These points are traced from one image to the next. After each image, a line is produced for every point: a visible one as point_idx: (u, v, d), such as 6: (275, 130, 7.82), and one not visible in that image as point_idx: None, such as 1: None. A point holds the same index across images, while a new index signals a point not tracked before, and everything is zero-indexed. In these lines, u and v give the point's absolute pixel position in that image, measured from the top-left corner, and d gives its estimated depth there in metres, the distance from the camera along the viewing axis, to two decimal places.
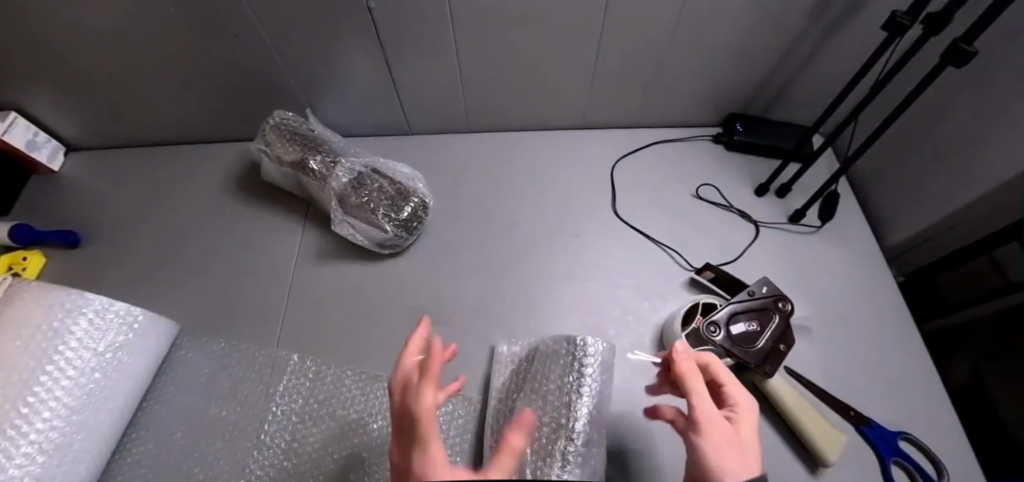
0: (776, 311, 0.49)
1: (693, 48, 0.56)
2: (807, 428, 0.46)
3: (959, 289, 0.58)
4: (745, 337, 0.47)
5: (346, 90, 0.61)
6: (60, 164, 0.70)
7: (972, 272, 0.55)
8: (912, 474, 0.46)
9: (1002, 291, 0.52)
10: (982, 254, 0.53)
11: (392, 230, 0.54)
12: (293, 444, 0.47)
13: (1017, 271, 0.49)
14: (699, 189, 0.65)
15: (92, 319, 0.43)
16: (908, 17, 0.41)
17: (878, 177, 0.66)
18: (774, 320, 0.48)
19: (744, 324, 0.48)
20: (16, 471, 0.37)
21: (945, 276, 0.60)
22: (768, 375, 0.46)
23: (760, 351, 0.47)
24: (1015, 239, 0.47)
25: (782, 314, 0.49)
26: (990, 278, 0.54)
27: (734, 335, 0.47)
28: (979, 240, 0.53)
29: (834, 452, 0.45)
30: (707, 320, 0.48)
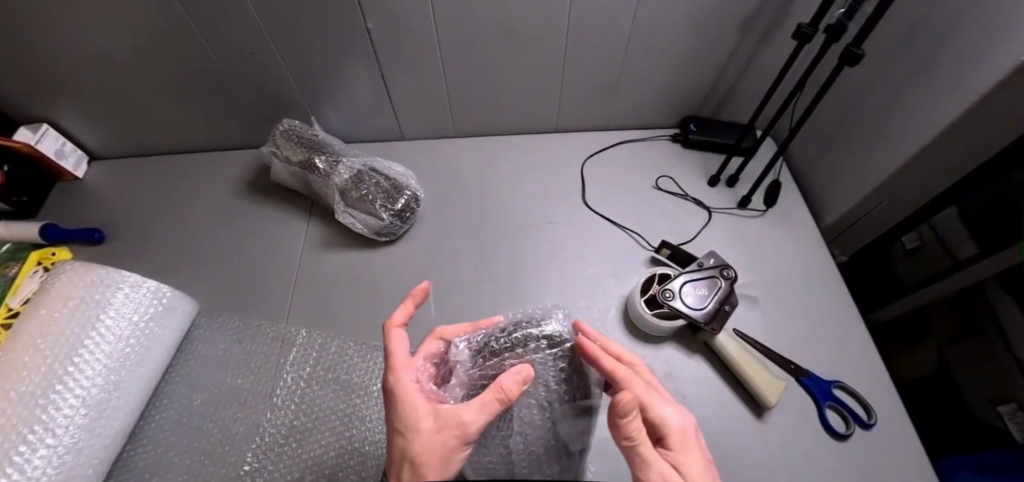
0: (722, 278, 0.56)
1: (649, 58, 0.65)
2: (749, 375, 0.53)
3: (915, 272, 0.67)
4: (695, 300, 0.54)
5: (347, 100, 0.69)
6: (83, 172, 0.77)
7: (927, 256, 0.65)
8: (843, 415, 0.54)
9: (949, 269, 0.61)
10: (924, 224, 0.63)
11: (388, 219, 0.61)
12: (301, 406, 0.54)
13: (964, 249, 0.58)
14: (658, 181, 0.73)
15: (128, 293, 0.51)
16: (809, 28, 0.51)
17: (816, 168, 0.75)
18: (721, 286, 0.56)
19: (695, 289, 0.56)
20: (63, 420, 0.43)
21: (903, 260, 0.69)
22: (716, 332, 0.54)
23: (709, 311, 0.54)
24: (951, 206, 0.57)
25: (728, 281, 0.56)
26: (941, 259, 0.62)
27: (686, 299, 0.55)
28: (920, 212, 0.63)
29: (775, 396, 0.52)
30: (663, 286, 0.56)
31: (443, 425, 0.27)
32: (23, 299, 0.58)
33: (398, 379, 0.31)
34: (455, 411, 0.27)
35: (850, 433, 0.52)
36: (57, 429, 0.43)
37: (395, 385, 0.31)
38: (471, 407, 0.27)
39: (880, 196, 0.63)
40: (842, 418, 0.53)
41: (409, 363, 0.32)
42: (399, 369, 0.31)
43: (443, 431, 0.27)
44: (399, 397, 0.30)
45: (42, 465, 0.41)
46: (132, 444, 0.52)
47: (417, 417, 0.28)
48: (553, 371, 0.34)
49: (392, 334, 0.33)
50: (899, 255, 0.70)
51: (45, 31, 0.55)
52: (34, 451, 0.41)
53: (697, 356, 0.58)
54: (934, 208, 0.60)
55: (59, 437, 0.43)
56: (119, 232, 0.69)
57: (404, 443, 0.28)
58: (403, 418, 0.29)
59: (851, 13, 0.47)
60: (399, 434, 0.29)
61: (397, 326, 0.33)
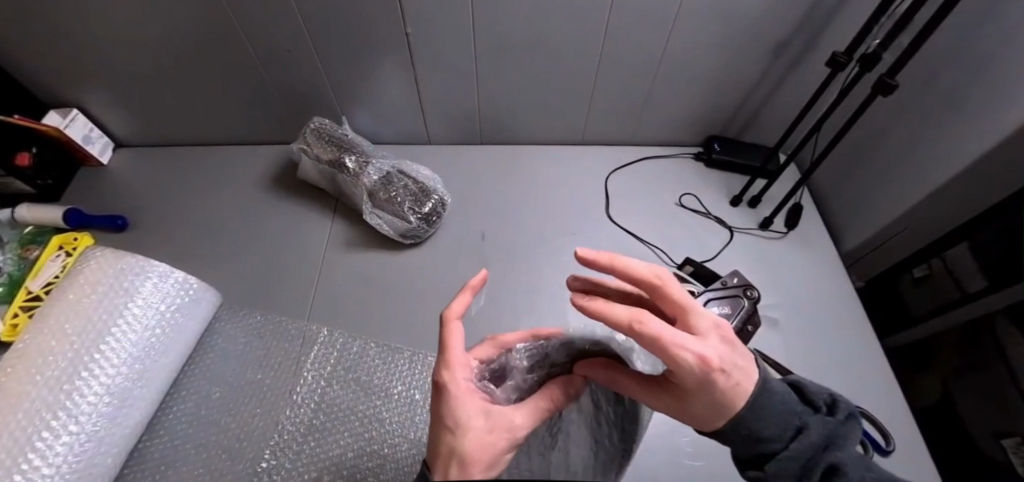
0: (745, 298, 0.56)
1: (677, 76, 0.66)
2: None
3: (925, 302, 0.67)
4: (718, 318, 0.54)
5: (379, 102, 0.70)
6: (107, 158, 0.77)
7: (934, 287, 0.65)
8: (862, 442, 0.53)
9: (958, 302, 0.61)
10: (935, 256, 0.63)
11: (415, 221, 0.62)
12: (320, 405, 0.54)
13: (973, 282, 0.58)
14: (681, 198, 0.74)
15: (156, 282, 0.51)
16: (844, 57, 0.52)
17: (837, 194, 0.76)
18: (743, 306, 0.55)
19: (717, 308, 0.55)
20: (87, 407, 0.43)
21: (911, 290, 0.70)
22: None
23: (731, 330, 0.54)
24: (964, 240, 0.58)
25: (751, 301, 0.56)
26: (950, 291, 0.62)
27: None
28: (931, 243, 0.63)
29: None
30: None
31: (497, 426, 0.24)
32: (43, 282, 0.59)
33: (451, 374, 0.26)
34: (507, 412, 0.25)
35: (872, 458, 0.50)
36: (80, 416, 0.43)
37: (447, 381, 0.26)
38: (524, 412, 0.26)
39: (900, 225, 0.64)
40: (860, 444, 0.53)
41: (462, 359, 0.28)
42: (455, 365, 0.27)
43: (494, 429, 0.24)
44: (450, 393, 0.25)
45: (64, 452, 0.41)
46: (149, 435, 0.51)
47: (469, 417, 0.24)
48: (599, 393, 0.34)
49: (449, 326, 0.29)
50: (906, 285, 0.70)
51: (92, 18, 0.56)
52: (57, 437, 0.41)
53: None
54: (945, 243, 0.61)
55: (81, 425, 0.42)
56: (142, 220, 0.69)
57: (451, 441, 0.23)
58: (452, 416, 0.24)
59: (887, 45, 0.48)
60: (445, 431, 0.23)
61: (456, 318, 0.29)
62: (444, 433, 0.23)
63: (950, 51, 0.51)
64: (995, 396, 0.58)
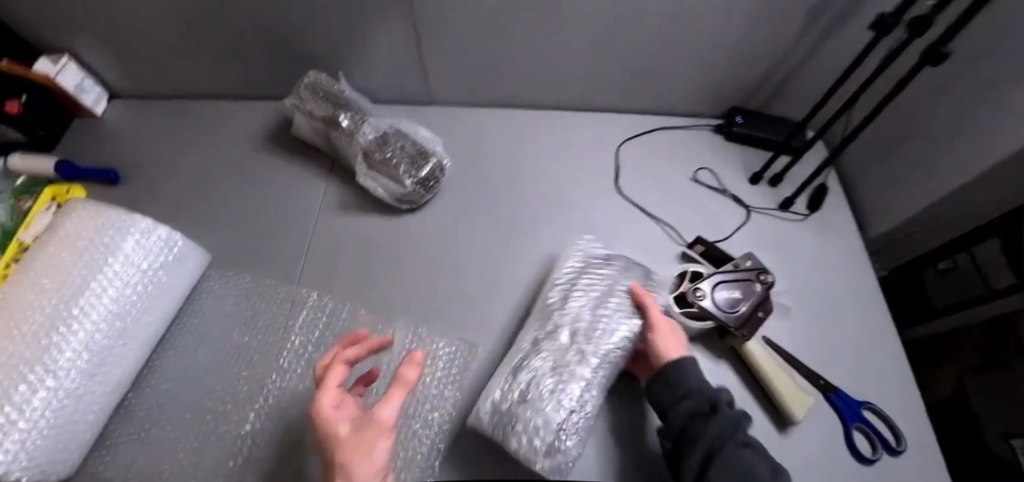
0: (758, 282, 0.52)
1: (700, 38, 0.60)
2: (775, 383, 0.50)
3: (945, 295, 0.65)
4: (727, 302, 0.50)
5: (377, 58, 0.65)
6: (102, 109, 0.74)
7: (963, 281, 0.62)
8: (870, 438, 0.50)
9: (985, 297, 0.58)
10: (959, 251, 0.60)
11: (411, 186, 0.58)
12: (307, 370, 0.52)
13: (1001, 277, 0.55)
14: (697, 173, 0.69)
15: (138, 238, 0.49)
16: (892, 21, 0.46)
17: (867, 176, 0.70)
18: (756, 290, 0.51)
19: (728, 292, 0.52)
20: (65, 363, 0.42)
21: (931, 281, 0.67)
22: (745, 338, 0.50)
23: (741, 316, 0.50)
24: (994, 238, 0.54)
25: (766, 287, 0.52)
26: (975, 285, 0.60)
27: (718, 301, 0.51)
28: (956, 239, 0.59)
29: (801, 409, 0.48)
30: (695, 285, 0.52)
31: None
32: (35, 234, 0.59)
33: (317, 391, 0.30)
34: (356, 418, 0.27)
35: (877, 458, 0.49)
36: (58, 371, 0.42)
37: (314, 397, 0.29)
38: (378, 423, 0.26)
39: (938, 214, 0.58)
40: (870, 443, 0.50)
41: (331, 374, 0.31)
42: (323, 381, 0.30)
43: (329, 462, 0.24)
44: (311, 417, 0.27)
45: (41, 407, 0.40)
46: (135, 393, 0.51)
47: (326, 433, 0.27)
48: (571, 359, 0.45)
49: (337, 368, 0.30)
50: (932, 278, 0.67)
51: None
52: (33, 392, 0.40)
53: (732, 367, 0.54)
54: (975, 238, 0.56)
55: (60, 380, 0.41)
56: (135, 175, 0.67)
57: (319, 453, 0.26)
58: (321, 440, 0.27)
59: (945, 5, 0.41)
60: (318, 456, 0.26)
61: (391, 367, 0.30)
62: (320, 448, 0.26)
63: None
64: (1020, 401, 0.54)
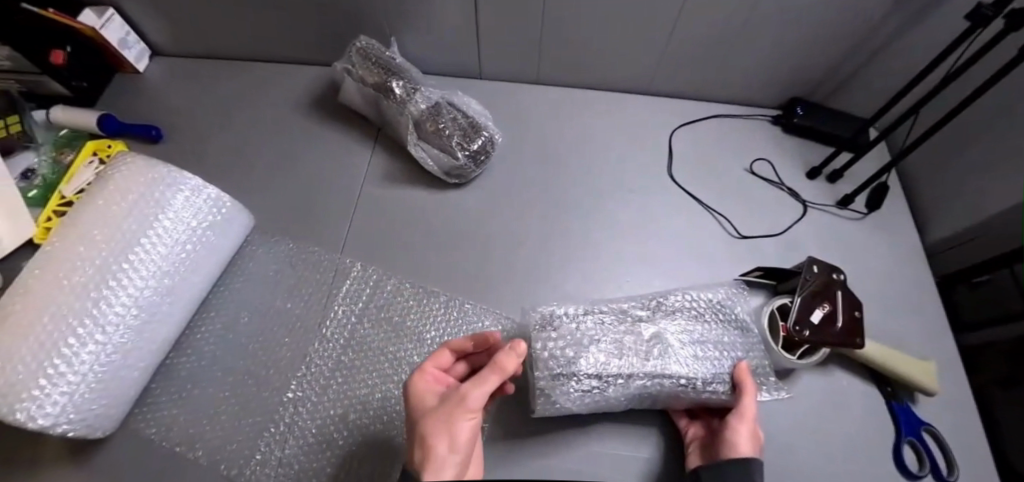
0: (835, 285, 0.51)
1: (775, 20, 0.57)
2: (900, 369, 0.51)
3: (980, 312, 0.61)
4: (826, 321, 0.49)
5: (430, 26, 0.62)
6: (144, 66, 0.73)
7: (999, 296, 0.58)
8: (919, 456, 0.50)
9: None
10: (1004, 267, 0.56)
11: (462, 159, 0.56)
12: (351, 340, 0.51)
13: None
14: (752, 164, 0.66)
15: (188, 196, 0.47)
16: (994, 10, 0.43)
17: (930, 179, 0.67)
18: (837, 295, 0.51)
19: (819, 311, 0.50)
20: (115, 317, 0.41)
21: (967, 296, 0.63)
22: (859, 347, 0.49)
23: (845, 329, 0.49)
24: None
25: (838, 286, 0.52)
26: (1014, 303, 0.56)
27: (818, 323, 0.49)
28: (1003, 253, 0.55)
29: (932, 383, 0.51)
30: (791, 321, 0.49)
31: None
32: (76, 189, 0.58)
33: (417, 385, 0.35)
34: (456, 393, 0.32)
35: (922, 474, 0.48)
36: (107, 326, 0.41)
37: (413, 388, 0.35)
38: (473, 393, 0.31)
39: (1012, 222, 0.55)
40: (918, 458, 0.50)
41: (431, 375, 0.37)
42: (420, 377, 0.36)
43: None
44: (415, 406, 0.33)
45: (90, 361, 0.39)
46: (176, 353, 0.50)
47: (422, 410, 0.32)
48: (632, 342, 0.44)
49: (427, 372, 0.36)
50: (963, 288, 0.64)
51: None
52: (83, 345, 0.39)
53: (790, 372, 0.53)
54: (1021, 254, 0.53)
55: (109, 335, 0.40)
56: (176, 134, 0.66)
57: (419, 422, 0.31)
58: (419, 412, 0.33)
59: None
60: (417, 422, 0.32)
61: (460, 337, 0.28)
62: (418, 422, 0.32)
63: None
64: None
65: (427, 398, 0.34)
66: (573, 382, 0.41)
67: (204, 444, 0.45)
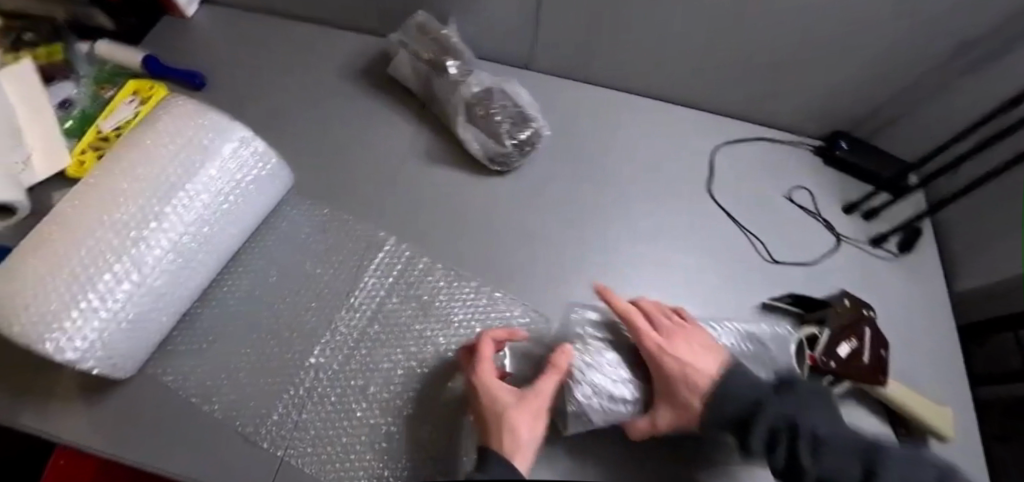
0: (865, 322, 0.52)
1: (840, 48, 0.56)
2: (918, 411, 0.51)
3: (994, 365, 0.62)
4: (853, 355, 0.49)
5: (490, 9, 0.61)
6: (192, 11, 0.70)
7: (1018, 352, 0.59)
8: None
9: None
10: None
11: (509, 147, 0.56)
12: (378, 314, 0.51)
13: None
14: (791, 191, 0.66)
15: (234, 148, 0.47)
16: None
17: (964, 229, 0.67)
18: (866, 332, 0.51)
19: (846, 344, 0.50)
20: (152, 259, 0.41)
21: (984, 350, 0.64)
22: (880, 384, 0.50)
23: (870, 365, 0.49)
24: None
25: (867, 322, 0.52)
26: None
27: (842, 356, 0.49)
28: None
29: (948, 427, 0.51)
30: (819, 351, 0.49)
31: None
32: (114, 125, 0.57)
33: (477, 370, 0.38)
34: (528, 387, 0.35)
35: None
36: (143, 267, 0.40)
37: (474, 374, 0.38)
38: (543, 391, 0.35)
39: None
40: None
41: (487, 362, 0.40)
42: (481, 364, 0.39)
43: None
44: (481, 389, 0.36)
45: (123, 300, 0.38)
46: (201, 303, 0.50)
47: (494, 395, 0.35)
48: None
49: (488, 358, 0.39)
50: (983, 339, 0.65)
51: None
52: (118, 283, 0.39)
53: None
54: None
55: (144, 276, 0.40)
56: (218, 84, 0.65)
57: (493, 406, 0.34)
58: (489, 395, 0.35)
59: None
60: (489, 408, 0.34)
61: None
62: (489, 409, 0.34)
63: None
64: None
65: (497, 386, 0.36)
66: (611, 401, 0.39)
67: (222, 398, 0.44)
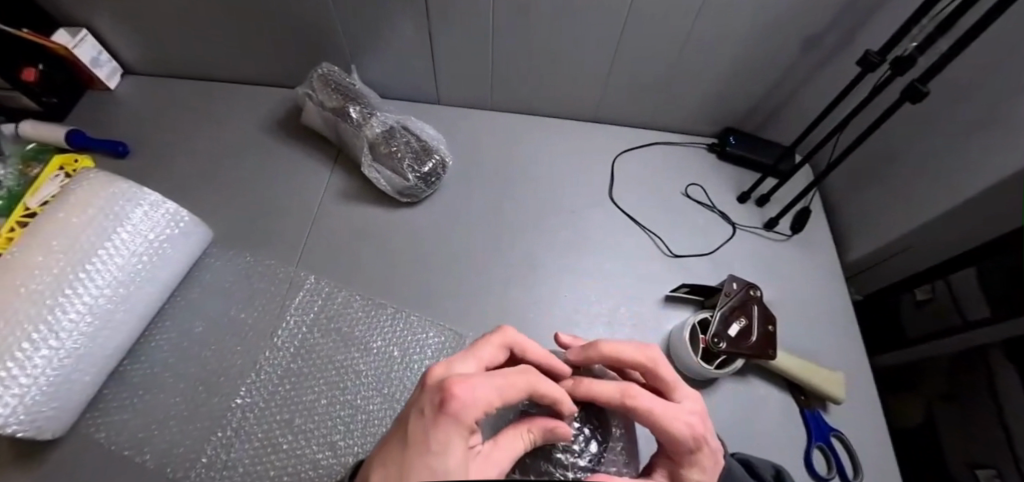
0: (752, 301, 0.55)
1: (702, 58, 0.63)
2: (810, 380, 0.55)
3: (921, 327, 0.68)
4: (741, 335, 0.53)
5: (389, 55, 0.67)
6: (115, 83, 0.75)
7: (938, 312, 0.64)
8: (828, 460, 0.54)
9: (957, 329, 0.60)
10: (940, 279, 0.63)
11: (413, 180, 0.61)
12: (302, 350, 0.54)
13: (971, 307, 0.58)
14: (688, 188, 0.72)
15: (146, 211, 0.50)
16: (879, 56, 0.48)
17: (848, 203, 0.73)
18: (754, 310, 0.55)
19: (735, 324, 0.54)
20: (69, 323, 0.44)
21: (911, 313, 0.70)
22: (771, 358, 0.53)
23: (758, 341, 0.53)
24: (972, 265, 0.57)
25: (757, 301, 0.56)
26: (949, 317, 0.62)
27: (733, 336, 0.53)
28: (940, 267, 0.63)
29: (839, 391, 0.55)
30: (710, 334, 0.53)
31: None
32: (42, 201, 0.60)
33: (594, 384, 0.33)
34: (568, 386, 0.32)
35: (829, 476, 0.52)
36: (60, 332, 0.43)
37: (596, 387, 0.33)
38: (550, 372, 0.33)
39: (912, 239, 0.62)
40: (827, 463, 0.54)
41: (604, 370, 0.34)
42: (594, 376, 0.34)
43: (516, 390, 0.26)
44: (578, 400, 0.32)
45: (42, 365, 0.41)
46: (130, 360, 0.53)
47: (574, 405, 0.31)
48: None
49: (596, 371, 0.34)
50: (908, 305, 0.70)
51: None
52: (36, 349, 0.42)
53: (720, 384, 0.57)
54: (954, 265, 0.60)
55: (62, 341, 0.43)
56: (143, 150, 0.69)
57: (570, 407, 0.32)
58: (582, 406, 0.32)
59: (926, 48, 0.44)
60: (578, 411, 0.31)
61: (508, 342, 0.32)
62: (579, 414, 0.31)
63: (980, 66, 0.47)
64: (975, 427, 0.58)
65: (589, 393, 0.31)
66: None
67: (153, 447, 0.47)
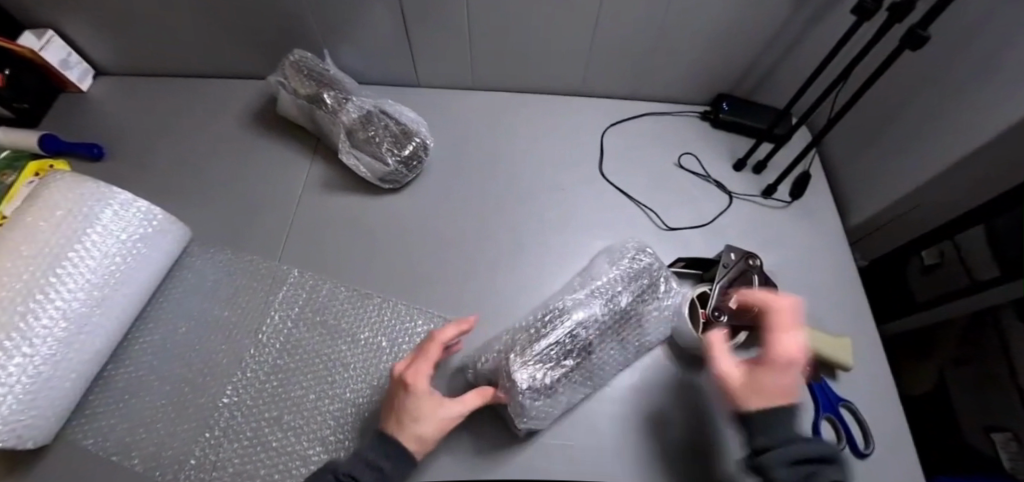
0: (750, 270, 0.53)
1: (689, 22, 0.60)
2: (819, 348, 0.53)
3: (928, 291, 0.65)
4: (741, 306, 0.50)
5: (362, 39, 0.64)
6: (88, 85, 0.74)
7: (945, 274, 0.61)
8: (838, 433, 0.51)
9: (962, 292, 0.57)
10: (945, 241, 0.60)
11: (394, 165, 0.59)
12: (288, 344, 0.53)
13: (980, 268, 0.54)
14: (680, 158, 0.69)
15: (117, 211, 0.49)
16: (874, 3, 0.45)
17: (849, 166, 0.70)
18: (754, 279, 0.52)
19: (735, 295, 0.51)
20: (42, 330, 0.42)
21: (917, 279, 0.67)
22: None
23: None
24: (977, 223, 0.54)
25: (756, 270, 0.54)
26: (956, 279, 0.59)
27: (732, 307, 0.51)
28: (943, 228, 0.59)
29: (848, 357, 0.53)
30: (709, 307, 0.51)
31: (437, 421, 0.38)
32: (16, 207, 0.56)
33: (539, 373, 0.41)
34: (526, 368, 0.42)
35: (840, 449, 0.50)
36: (35, 339, 0.42)
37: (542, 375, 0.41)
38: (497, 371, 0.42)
39: (917, 199, 0.59)
40: (836, 434, 0.51)
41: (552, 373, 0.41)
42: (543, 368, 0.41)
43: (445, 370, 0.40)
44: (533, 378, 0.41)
45: (17, 373, 0.40)
46: (114, 364, 0.52)
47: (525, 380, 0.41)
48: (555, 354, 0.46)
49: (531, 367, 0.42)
50: (916, 272, 0.67)
51: None
52: (9, 358, 0.40)
53: None
54: (960, 224, 0.56)
55: (36, 347, 0.42)
56: (119, 151, 0.67)
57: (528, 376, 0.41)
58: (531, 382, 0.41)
59: None
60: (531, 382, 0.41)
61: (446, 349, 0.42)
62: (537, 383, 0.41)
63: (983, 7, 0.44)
64: (993, 390, 0.55)
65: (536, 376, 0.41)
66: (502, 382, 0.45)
67: (140, 452, 0.46)
